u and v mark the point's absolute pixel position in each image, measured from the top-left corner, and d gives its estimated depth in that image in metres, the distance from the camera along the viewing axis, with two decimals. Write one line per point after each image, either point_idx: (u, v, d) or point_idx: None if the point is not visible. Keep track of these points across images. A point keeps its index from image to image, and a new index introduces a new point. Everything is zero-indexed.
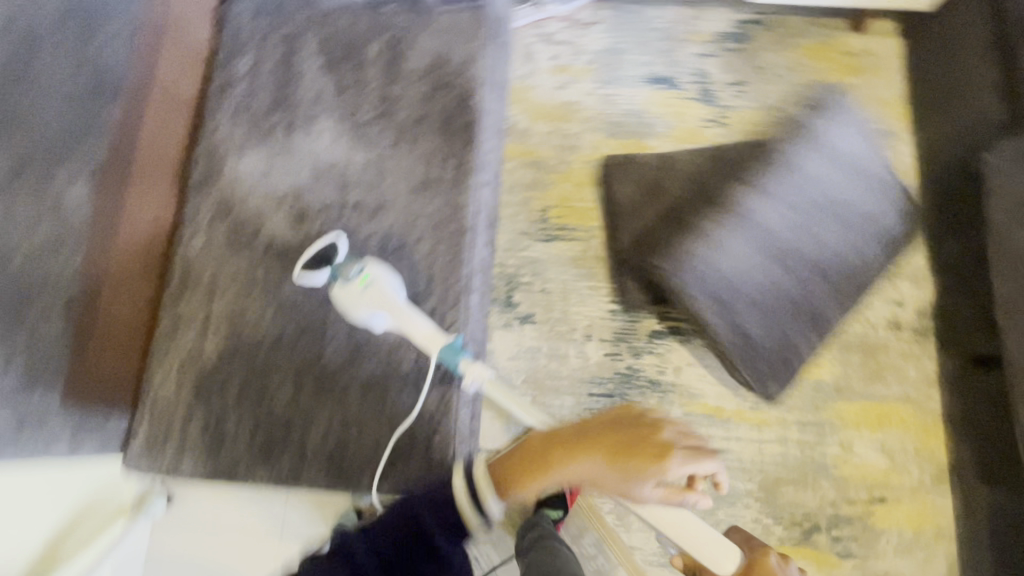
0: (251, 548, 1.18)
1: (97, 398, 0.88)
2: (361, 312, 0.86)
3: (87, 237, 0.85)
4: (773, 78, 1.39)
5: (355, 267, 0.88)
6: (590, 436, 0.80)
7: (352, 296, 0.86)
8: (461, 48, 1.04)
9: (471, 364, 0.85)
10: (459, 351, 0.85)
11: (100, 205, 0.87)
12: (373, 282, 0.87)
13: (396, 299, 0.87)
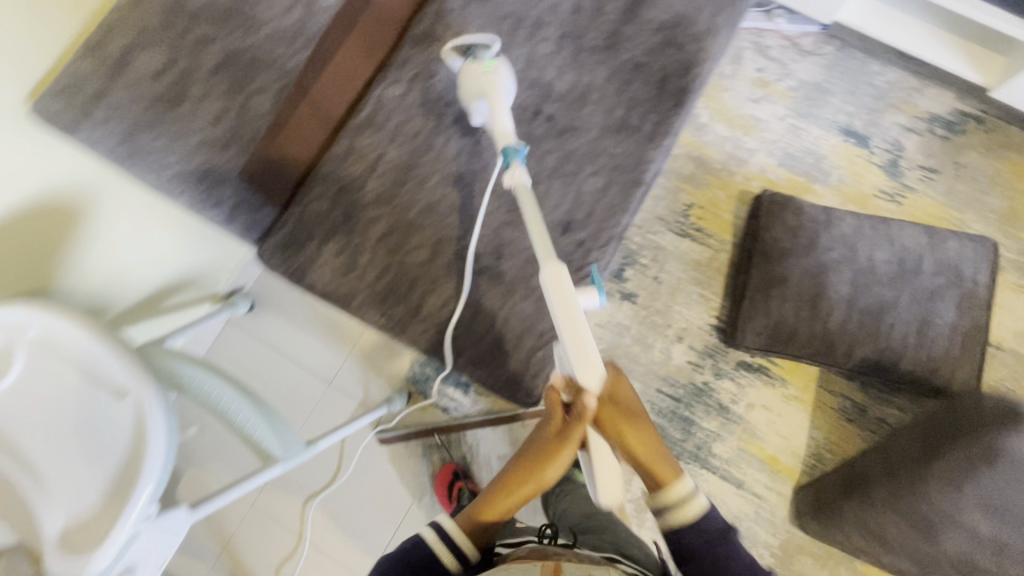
0: (306, 380, 1.25)
1: (264, 187, 0.92)
2: (468, 87, 0.89)
3: (314, 48, 0.93)
4: (966, 180, 1.33)
5: (490, 56, 0.90)
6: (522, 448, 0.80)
7: (471, 69, 0.89)
8: (704, 16, 1.01)
9: (516, 167, 0.81)
10: (512, 154, 0.82)
11: (335, 27, 0.94)
12: (495, 71, 0.88)
13: (501, 91, 0.88)
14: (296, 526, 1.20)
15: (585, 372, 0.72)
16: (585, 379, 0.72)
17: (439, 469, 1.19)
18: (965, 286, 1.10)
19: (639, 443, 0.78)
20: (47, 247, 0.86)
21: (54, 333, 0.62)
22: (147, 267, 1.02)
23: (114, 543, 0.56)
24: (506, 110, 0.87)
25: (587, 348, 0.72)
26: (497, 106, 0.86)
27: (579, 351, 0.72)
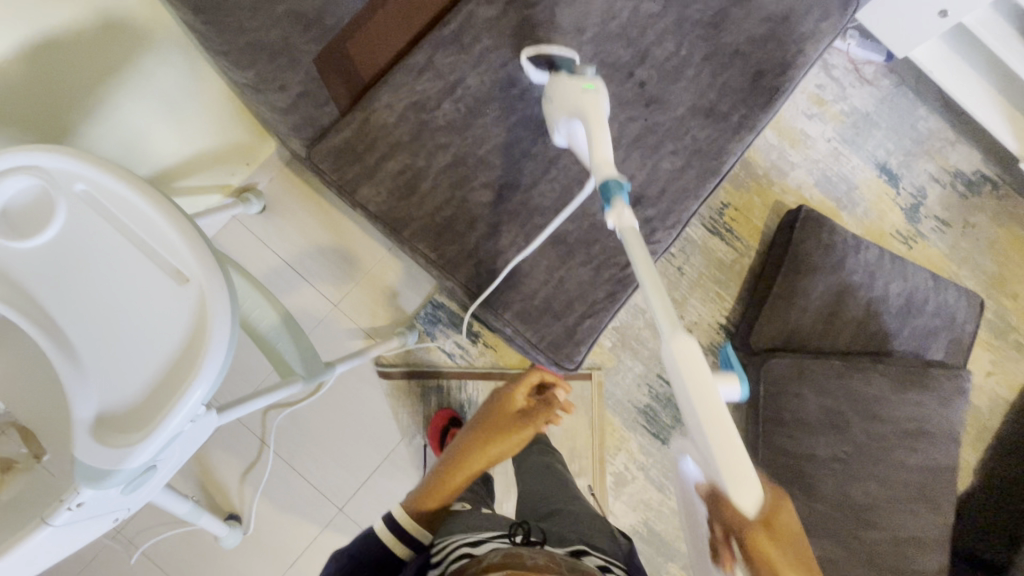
0: (309, 297, 1.18)
1: (332, 81, 0.83)
2: (561, 108, 0.74)
3: None
4: (971, 239, 1.40)
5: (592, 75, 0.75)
6: (480, 434, 0.83)
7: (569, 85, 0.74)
8: (812, 16, 0.98)
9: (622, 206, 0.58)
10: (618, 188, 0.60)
11: None
12: (597, 89, 0.72)
13: (601, 109, 0.70)
14: (258, 430, 1.14)
15: (740, 488, 0.42)
16: (740, 501, 0.42)
17: (434, 415, 1.16)
18: (955, 332, 1.19)
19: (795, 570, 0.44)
20: (73, 90, 0.72)
21: (106, 192, 0.54)
22: (168, 140, 0.91)
23: (159, 437, 0.51)
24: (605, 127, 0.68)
25: (744, 469, 0.42)
26: (592, 118, 0.69)
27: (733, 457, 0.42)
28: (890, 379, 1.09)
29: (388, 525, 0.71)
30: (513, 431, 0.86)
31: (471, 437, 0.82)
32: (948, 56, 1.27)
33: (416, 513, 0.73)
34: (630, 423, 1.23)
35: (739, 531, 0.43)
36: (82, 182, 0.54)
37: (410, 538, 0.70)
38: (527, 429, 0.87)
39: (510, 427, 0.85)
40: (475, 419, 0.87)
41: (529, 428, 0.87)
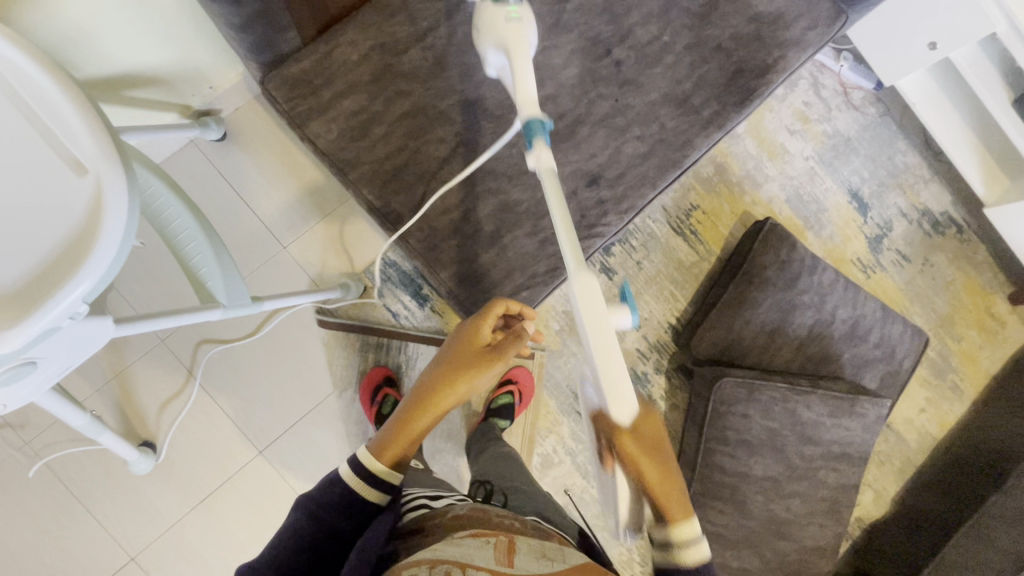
0: (258, 235, 1.15)
1: (298, 4, 0.79)
2: (483, 32, 0.62)
3: None
4: (928, 278, 1.42)
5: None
6: (445, 373, 0.64)
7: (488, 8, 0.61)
8: (797, 25, 0.97)
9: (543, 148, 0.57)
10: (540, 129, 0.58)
11: None
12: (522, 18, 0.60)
13: (527, 45, 0.61)
14: (187, 361, 1.11)
15: (620, 403, 0.51)
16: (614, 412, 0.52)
17: (370, 370, 1.16)
18: (894, 363, 1.20)
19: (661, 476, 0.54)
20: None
21: (10, 68, 0.51)
22: (121, 46, 0.86)
23: (31, 328, 0.48)
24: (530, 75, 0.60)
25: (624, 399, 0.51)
26: (517, 68, 0.60)
27: (616, 371, 0.51)
28: (822, 406, 1.07)
29: (354, 468, 0.61)
30: (485, 364, 0.64)
31: (433, 379, 0.64)
32: (933, 92, 1.27)
33: (376, 462, 0.61)
34: (565, 410, 1.23)
35: (613, 439, 0.54)
36: None
37: (374, 481, 0.60)
38: (506, 358, 0.65)
39: (478, 359, 0.64)
40: (441, 350, 0.66)
41: (502, 351, 0.64)
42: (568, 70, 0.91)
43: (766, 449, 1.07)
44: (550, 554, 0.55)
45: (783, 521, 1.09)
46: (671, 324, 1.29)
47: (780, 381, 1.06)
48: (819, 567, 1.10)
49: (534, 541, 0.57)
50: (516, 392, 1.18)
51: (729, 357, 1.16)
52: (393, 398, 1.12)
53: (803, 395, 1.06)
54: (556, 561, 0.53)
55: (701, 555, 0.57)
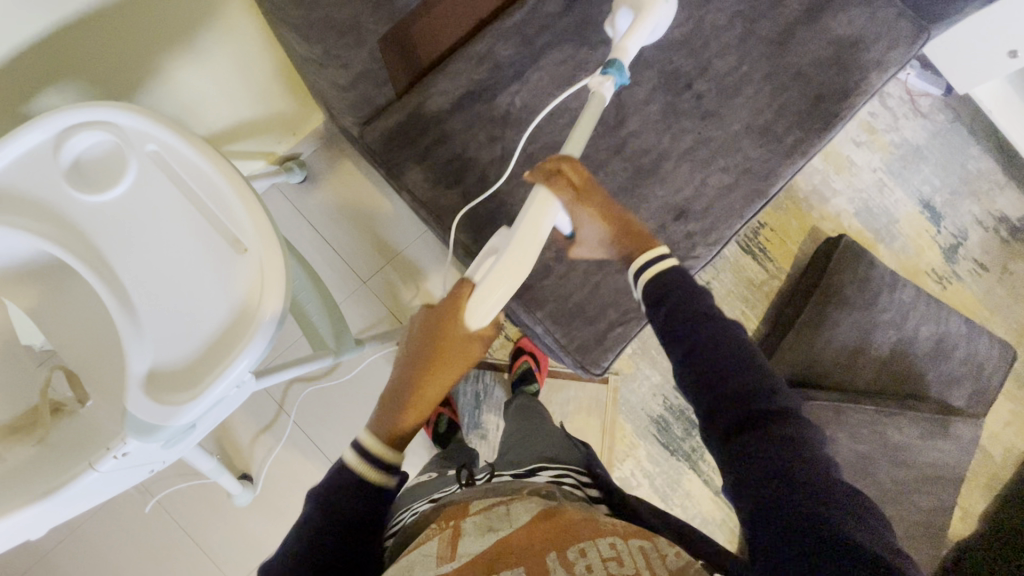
0: (340, 273, 1.20)
1: (393, 60, 0.82)
2: None
3: None
4: (1006, 286, 1.39)
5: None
6: (380, 406, 0.67)
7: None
8: (879, 46, 0.97)
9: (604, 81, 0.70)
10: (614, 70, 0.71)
11: None
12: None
13: (656, 14, 0.72)
14: (279, 398, 1.16)
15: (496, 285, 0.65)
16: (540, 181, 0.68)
17: None
18: (982, 379, 1.17)
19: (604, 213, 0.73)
20: (144, 44, 0.69)
21: (176, 156, 0.55)
22: (226, 109, 0.89)
23: (205, 399, 0.52)
24: (643, 37, 0.73)
25: (544, 213, 0.66)
26: (639, 22, 0.72)
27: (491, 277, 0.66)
28: (912, 428, 1.05)
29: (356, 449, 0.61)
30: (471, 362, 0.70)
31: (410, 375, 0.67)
32: (1011, 98, 1.24)
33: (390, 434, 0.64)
34: (642, 432, 1.25)
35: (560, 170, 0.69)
36: (154, 144, 0.55)
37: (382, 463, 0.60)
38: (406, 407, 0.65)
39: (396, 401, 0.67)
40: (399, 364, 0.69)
41: (490, 336, 0.70)
42: (650, 106, 0.92)
43: (855, 472, 1.05)
44: (500, 519, 0.56)
45: None
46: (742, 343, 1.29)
47: (868, 403, 1.05)
48: None
49: (491, 510, 0.58)
50: (533, 358, 1.18)
51: (811, 378, 1.14)
52: (446, 416, 1.14)
53: (893, 416, 1.05)
54: (497, 530, 0.53)
55: (670, 262, 0.71)
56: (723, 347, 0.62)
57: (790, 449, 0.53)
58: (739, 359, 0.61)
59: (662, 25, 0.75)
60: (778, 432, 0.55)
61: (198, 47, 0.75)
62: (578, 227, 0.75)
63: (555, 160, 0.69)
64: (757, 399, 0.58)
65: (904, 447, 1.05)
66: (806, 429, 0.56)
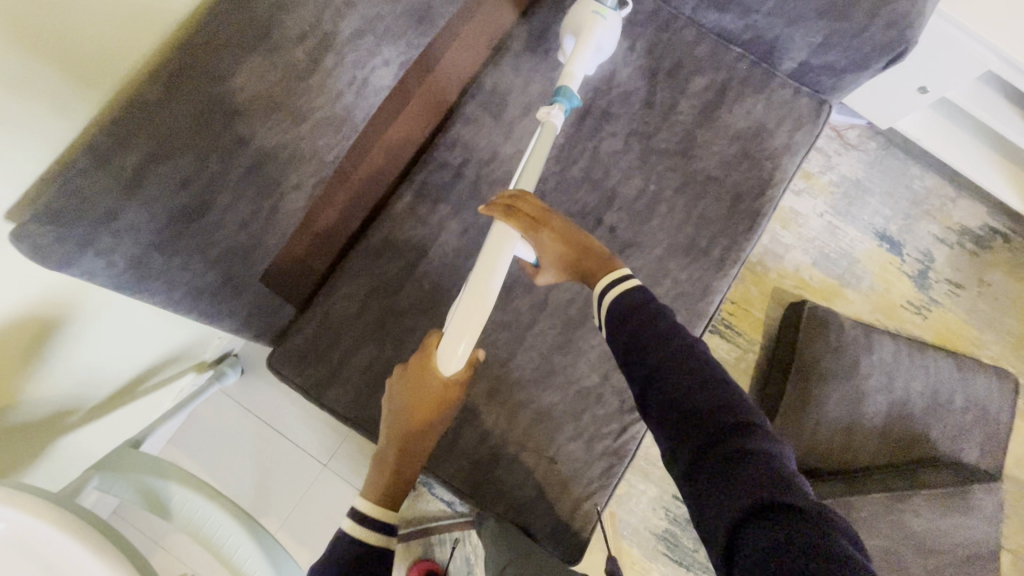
0: (299, 462, 1.13)
1: (283, 283, 0.78)
2: (569, 16, 0.83)
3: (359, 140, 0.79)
4: (989, 299, 1.33)
5: (613, 5, 0.82)
6: (379, 466, 0.67)
7: (584, 3, 0.81)
8: (783, 131, 0.93)
9: (553, 109, 0.76)
10: (561, 97, 0.77)
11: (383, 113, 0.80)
12: (604, 19, 0.81)
13: (594, 38, 0.80)
14: None
15: (474, 304, 0.64)
16: (495, 213, 0.68)
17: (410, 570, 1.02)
18: (990, 423, 1.09)
19: (563, 242, 0.71)
20: (14, 376, 0.63)
21: (30, 530, 0.49)
22: (128, 363, 0.84)
23: None
24: (586, 60, 0.80)
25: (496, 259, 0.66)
26: (580, 47, 0.80)
27: (475, 289, 0.64)
28: (931, 511, 0.98)
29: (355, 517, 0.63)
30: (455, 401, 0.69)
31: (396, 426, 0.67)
32: (933, 123, 1.21)
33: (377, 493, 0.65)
34: (651, 554, 1.16)
35: (515, 197, 0.70)
36: (2, 522, 0.49)
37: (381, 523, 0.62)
38: (415, 450, 0.68)
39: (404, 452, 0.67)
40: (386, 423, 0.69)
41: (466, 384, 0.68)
42: None
43: (882, 569, 0.97)
44: None
45: None
46: None
47: (876, 491, 0.99)
48: None
49: None
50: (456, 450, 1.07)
51: (811, 467, 1.05)
52: None
53: (909, 500, 0.98)
54: None
55: (634, 283, 0.66)
56: (688, 367, 0.57)
57: (759, 470, 0.48)
58: (703, 382, 0.56)
59: (605, 46, 0.82)
60: (746, 455, 0.49)
61: (73, 342, 0.70)
62: (541, 256, 0.72)
63: (508, 196, 0.70)
64: (725, 418, 0.52)
65: (927, 530, 0.98)
66: (775, 447, 0.51)
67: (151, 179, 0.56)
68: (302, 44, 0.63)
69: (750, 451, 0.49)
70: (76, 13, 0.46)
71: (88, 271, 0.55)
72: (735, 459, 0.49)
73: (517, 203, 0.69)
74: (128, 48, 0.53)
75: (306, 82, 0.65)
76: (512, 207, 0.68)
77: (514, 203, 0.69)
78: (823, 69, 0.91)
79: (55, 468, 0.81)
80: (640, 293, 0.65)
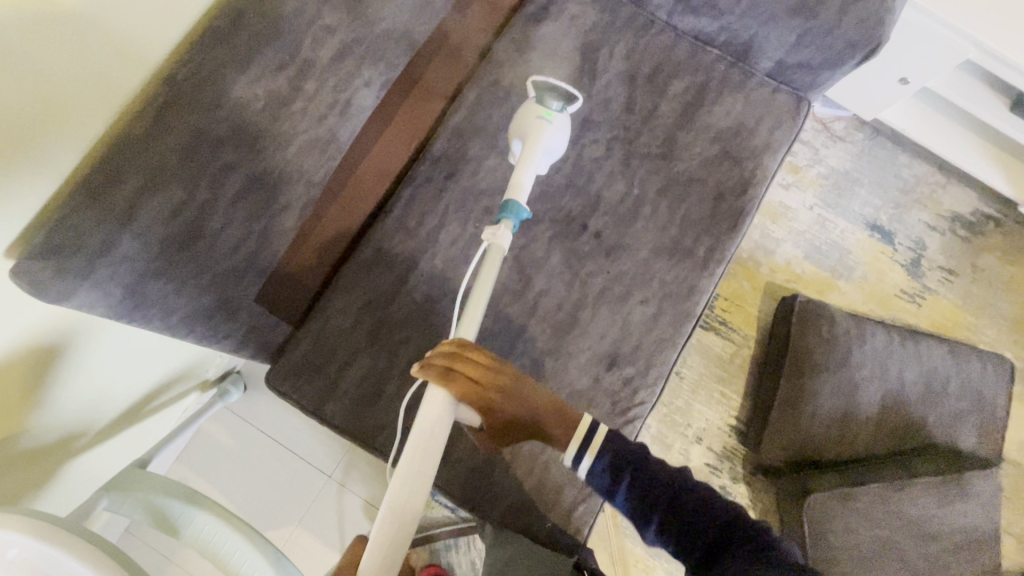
0: (304, 473, 1.16)
1: (278, 302, 0.81)
2: (517, 123, 0.81)
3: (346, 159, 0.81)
4: (983, 284, 1.33)
5: (559, 109, 0.80)
6: None
7: (528, 108, 0.80)
8: (763, 129, 0.95)
9: (501, 226, 0.70)
10: (510, 210, 0.71)
11: (368, 132, 0.83)
12: (550, 122, 0.79)
13: (542, 142, 0.77)
14: None
15: (408, 502, 0.54)
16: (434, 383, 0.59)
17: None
18: (986, 408, 1.09)
19: (515, 408, 0.66)
20: (23, 406, 0.66)
21: (42, 555, 0.52)
22: (131, 386, 0.86)
23: None
24: (532, 167, 0.76)
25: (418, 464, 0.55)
26: (528, 151, 0.77)
27: (404, 481, 0.54)
28: (929, 499, 1.00)
29: None
30: None
31: None
32: (918, 112, 1.22)
33: None
34: (656, 551, 1.17)
35: (460, 353, 0.63)
36: (16, 548, 0.51)
37: None
38: None
39: None
40: None
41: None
42: (552, 260, 0.89)
43: (883, 558, 0.98)
44: None
45: None
46: (732, 426, 1.22)
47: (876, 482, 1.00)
48: None
49: None
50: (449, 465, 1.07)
51: (810, 459, 1.06)
52: None
53: (907, 489, 1.00)
54: None
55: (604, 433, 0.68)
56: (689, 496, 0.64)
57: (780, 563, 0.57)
58: (698, 495, 0.64)
59: (554, 148, 0.79)
60: (756, 541, 0.59)
61: (76, 370, 0.72)
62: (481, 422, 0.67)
63: (446, 356, 0.62)
64: (730, 521, 0.61)
65: (924, 517, 0.99)
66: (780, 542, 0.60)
67: (142, 213, 0.58)
68: (281, 72, 0.66)
69: (757, 536, 0.60)
70: (68, 64, 0.49)
71: (85, 302, 0.58)
72: (749, 546, 0.59)
73: (463, 364, 0.61)
74: (118, 88, 0.56)
75: (290, 107, 0.67)
76: (460, 372, 0.61)
77: (461, 363, 0.62)
78: (798, 67, 0.93)
79: (66, 489, 0.84)
80: (630, 450, 0.67)
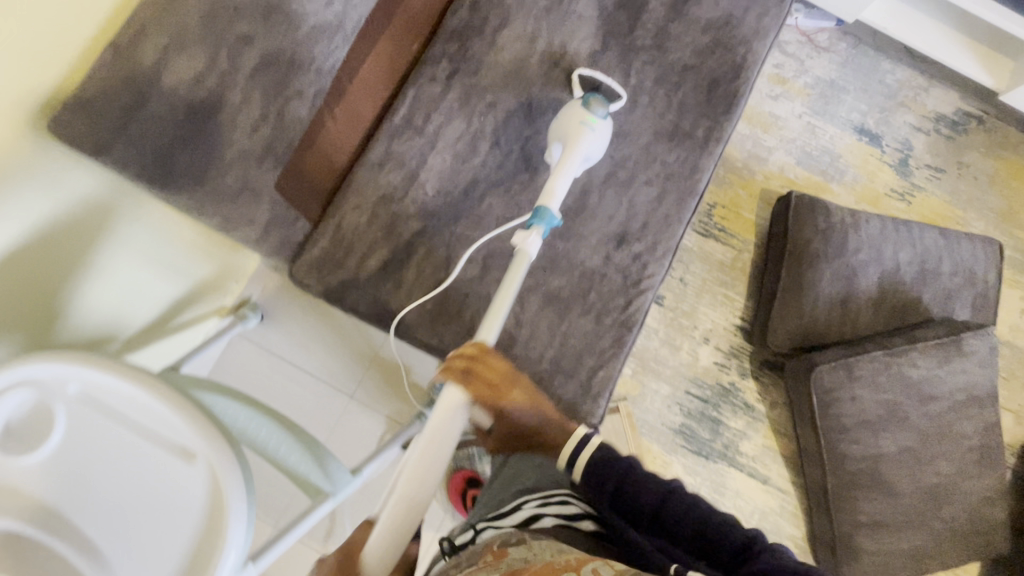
0: (327, 395, 1.19)
1: (295, 196, 0.82)
2: (555, 133, 0.85)
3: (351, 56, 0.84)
4: (968, 179, 1.38)
5: (601, 116, 0.86)
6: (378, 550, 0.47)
7: (574, 114, 0.85)
8: (751, 16, 0.98)
9: (529, 234, 0.74)
10: (537, 220, 0.75)
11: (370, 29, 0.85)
12: (592, 129, 0.84)
13: (580, 149, 0.83)
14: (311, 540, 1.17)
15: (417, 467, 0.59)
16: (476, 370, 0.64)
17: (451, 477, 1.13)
18: (978, 285, 1.14)
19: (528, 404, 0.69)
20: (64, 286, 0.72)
21: (101, 386, 0.58)
22: (159, 294, 0.91)
23: None
24: (569, 174, 0.81)
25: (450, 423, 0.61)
26: (568, 155, 0.82)
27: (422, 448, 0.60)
28: (927, 359, 1.03)
29: None
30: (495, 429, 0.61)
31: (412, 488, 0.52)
32: (897, 12, 1.26)
33: None
34: (670, 446, 1.22)
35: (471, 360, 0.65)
36: (77, 381, 0.58)
37: None
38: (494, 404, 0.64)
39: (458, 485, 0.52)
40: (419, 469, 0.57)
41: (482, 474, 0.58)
42: None
43: (886, 421, 1.03)
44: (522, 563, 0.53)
45: (937, 482, 1.03)
46: (737, 326, 1.26)
47: (876, 350, 1.03)
48: (994, 517, 1.04)
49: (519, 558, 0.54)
50: None
51: (812, 342, 1.11)
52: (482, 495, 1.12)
53: (904, 355, 1.03)
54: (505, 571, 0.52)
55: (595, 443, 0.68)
56: (676, 504, 0.64)
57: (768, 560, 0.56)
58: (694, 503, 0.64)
59: (593, 154, 0.84)
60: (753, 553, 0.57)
61: None
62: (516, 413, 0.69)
63: (465, 357, 0.65)
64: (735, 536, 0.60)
65: (926, 380, 1.03)
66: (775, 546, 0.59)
67: None
68: None
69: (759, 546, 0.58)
70: None
71: None
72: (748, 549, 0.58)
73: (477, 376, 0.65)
74: None
75: None
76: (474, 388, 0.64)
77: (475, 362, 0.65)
78: None
79: None
80: (605, 467, 0.67)
